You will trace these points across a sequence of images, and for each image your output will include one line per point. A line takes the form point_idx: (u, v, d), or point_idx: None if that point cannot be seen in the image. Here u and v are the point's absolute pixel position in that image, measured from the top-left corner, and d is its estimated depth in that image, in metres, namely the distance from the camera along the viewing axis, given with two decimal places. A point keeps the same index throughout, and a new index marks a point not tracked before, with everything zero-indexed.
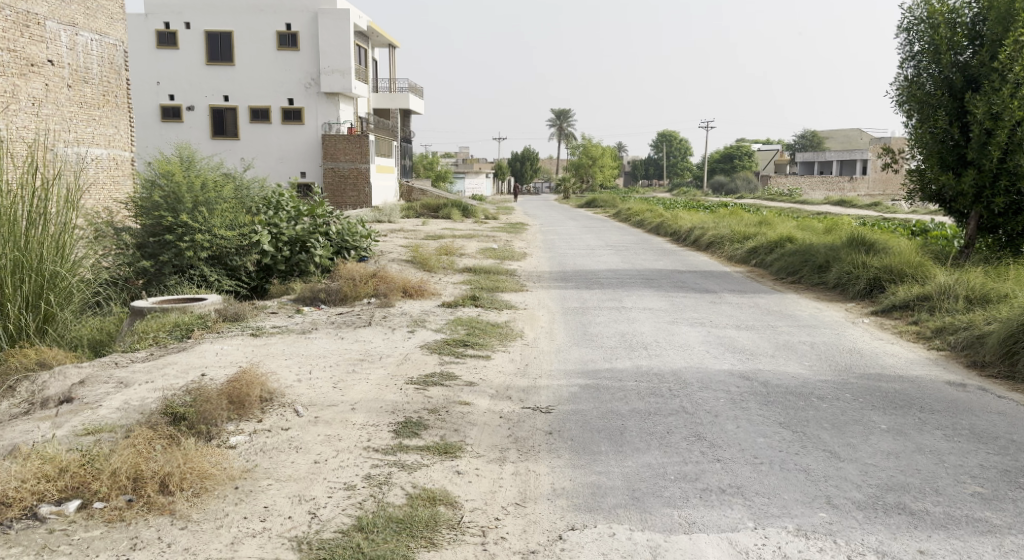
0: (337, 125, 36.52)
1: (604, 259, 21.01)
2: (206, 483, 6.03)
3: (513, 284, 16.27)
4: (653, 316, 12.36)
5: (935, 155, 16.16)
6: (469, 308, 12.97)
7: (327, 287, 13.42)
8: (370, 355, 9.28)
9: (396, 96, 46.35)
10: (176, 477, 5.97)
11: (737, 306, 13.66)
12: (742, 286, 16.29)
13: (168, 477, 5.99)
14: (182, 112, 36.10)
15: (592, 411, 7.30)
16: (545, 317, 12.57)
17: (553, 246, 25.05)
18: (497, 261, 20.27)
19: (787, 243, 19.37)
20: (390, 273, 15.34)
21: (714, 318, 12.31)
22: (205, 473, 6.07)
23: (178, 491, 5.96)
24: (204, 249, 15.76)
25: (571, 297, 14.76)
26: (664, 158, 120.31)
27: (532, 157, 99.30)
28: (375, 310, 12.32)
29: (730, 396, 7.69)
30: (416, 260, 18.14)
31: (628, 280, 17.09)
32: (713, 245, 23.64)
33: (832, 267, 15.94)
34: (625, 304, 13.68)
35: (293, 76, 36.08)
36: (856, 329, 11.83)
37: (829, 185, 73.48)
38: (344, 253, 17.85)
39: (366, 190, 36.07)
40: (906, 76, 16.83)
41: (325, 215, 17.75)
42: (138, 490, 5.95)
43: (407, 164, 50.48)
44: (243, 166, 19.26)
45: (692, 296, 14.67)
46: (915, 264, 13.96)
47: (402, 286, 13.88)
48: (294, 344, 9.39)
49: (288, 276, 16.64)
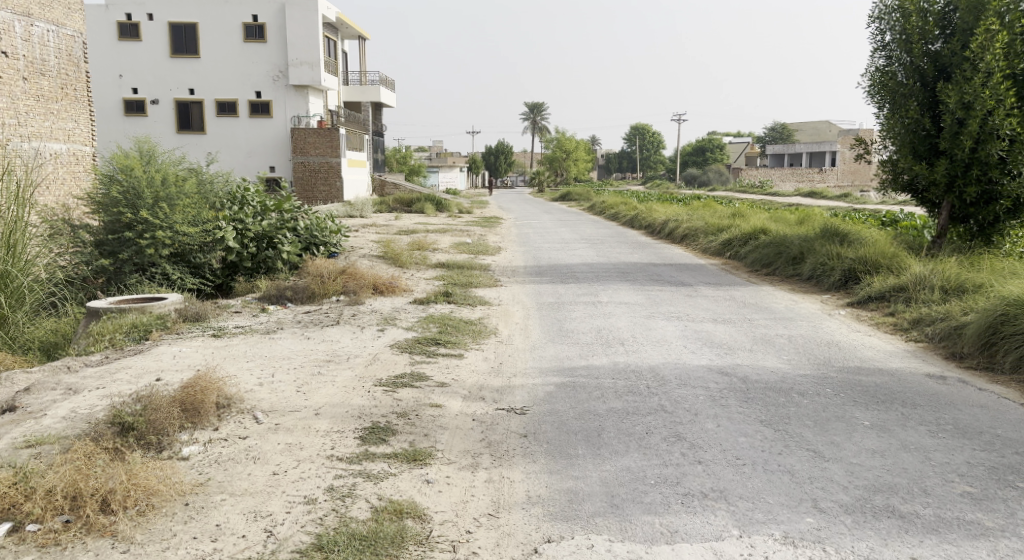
0: (307, 118, 36.01)
1: (579, 253, 20.77)
2: (152, 500, 5.72)
3: (486, 279, 15.96)
4: (630, 311, 12.16)
5: (907, 145, 16.04)
6: (442, 304, 12.70)
7: (294, 286, 13.08)
8: (337, 357, 8.98)
9: (366, 89, 45.90)
10: (119, 495, 5.65)
11: (713, 299, 13.47)
12: (717, 279, 16.09)
13: (110, 495, 5.66)
14: (146, 106, 35.40)
15: (568, 411, 7.06)
16: (520, 313, 12.28)
17: (528, 240, 24.80)
18: (471, 256, 19.99)
19: (762, 235, 19.22)
20: (360, 270, 15.03)
21: (690, 311, 12.13)
22: (151, 489, 5.76)
23: (121, 510, 5.64)
24: (165, 245, 15.48)
25: (545, 292, 14.49)
26: (637, 151, 120.33)
27: (505, 150, 99.10)
28: (345, 308, 12.02)
29: (710, 393, 7.46)
30: (388, 256, 17.80)
31: (602, 274, 16.86)
32: (687, 238, 23.46)
33: (807, 259, 15.75)
34: (601, 298, 13.44)
35: (260, 68, 35.63)
36: (833, 320, 11.55)
37: (800, 177, 73.67)
38: (313, 250, 17.65)
39: (338, 184, 35.92)
40: (878, 66, 16.73)
41: (293, 211, 17.79)
42: (76, 511, 5.62)
43: (380, 158, 50.07)
44: (207, 161, 18.86)
45: (667, 290, 14.48)
46: (890, 255, 13.79)
47: (373, 283, 13.60)
48: (256, 347, 9.27)
49: (254, 272, 16.56)
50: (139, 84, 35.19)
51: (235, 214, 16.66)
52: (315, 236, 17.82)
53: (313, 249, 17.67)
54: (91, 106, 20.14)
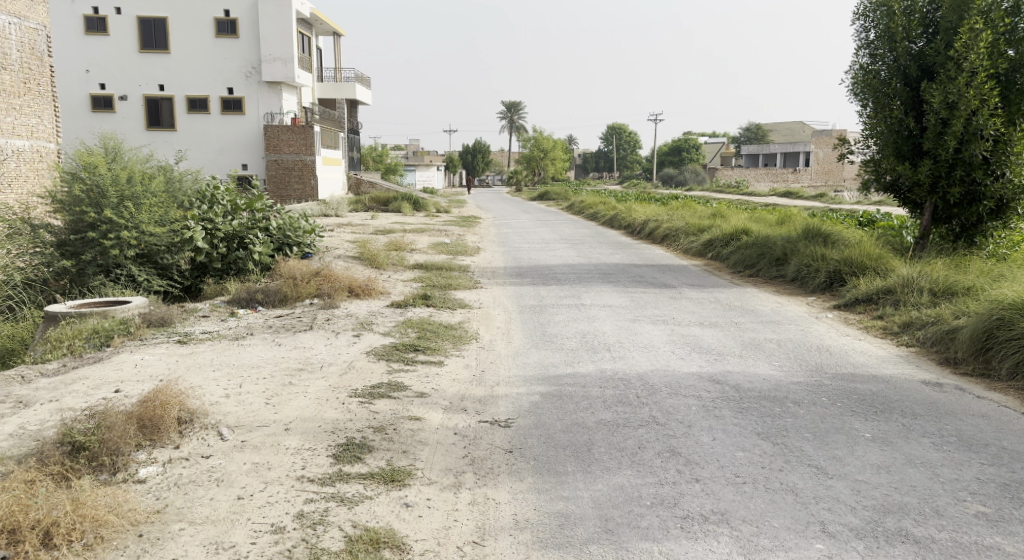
0: (280, 115, 35.53)
1: (560, 254, 20.42)
2: (101, 532, 5.31)
3: (465, 281, 15.56)
4: (614, 314, 11.83)
5: (890, 145, 15.77)
6: (420, 307, 12.31)
7: (265, 289, 12.64)
8: (310, 365, 8.58)
9: (342, 86, 45.37)
10: (62, 527, 5.25)
11: (698, 301, 13.16)
12: (700, 280, 15.77)
13: (53, 526, 5.26)
14: (114, 101, 34.65)
15: (555, 424, 6.71)
16: (501, 316, 11.91)
17: (507, 240, 24.46)
18: (449, 256, 19.60)
19: (743, 236, 18.93)
20: (335, 271, 14.61)
21: (675, 314, 11.80)
22: (100, 518, 5.35)
23: (66, 545, 5.23)
24: (131, 246, 15.05)
25: (526, 295, 14.12)
26: (614, 150, 120.23)
27: (483, 149, 98.76)
28: (319, 312, 11.63)
29: (701, 403, 7.12)
30: (363, 257, 17.36)
31: (584, 275, 16.52)
32: (668, 238, 23.15)
33: (790, 260, 15.43)
34: (584, 301, 13.10)
35: (232, 64, 35.07)
36: (821, 324, 11.11)
37: (775, 177, 73.72)
38: (285, 251, 17.25)
39: (312, 183, 35.48)
40: (861, 65, 16.45)
41: (264, 210, 17.41)
42: (15, 546, 5.18)
43: (356, 156, 49.53)
44: (176, 158, 18.36)
45: (650, 291, 14.18)
46: (876, 257, 13.50)
47: (348, 285, 13.19)
48: (223, 354, 9.05)
49: (225, 274, 16.19)
50: (108, 80, 34.46)
51: (204, 214, 16.23)
52: (288, 236, 17.41)
53: (286, 250, 17.26)
54: (56, 101, 19.57)
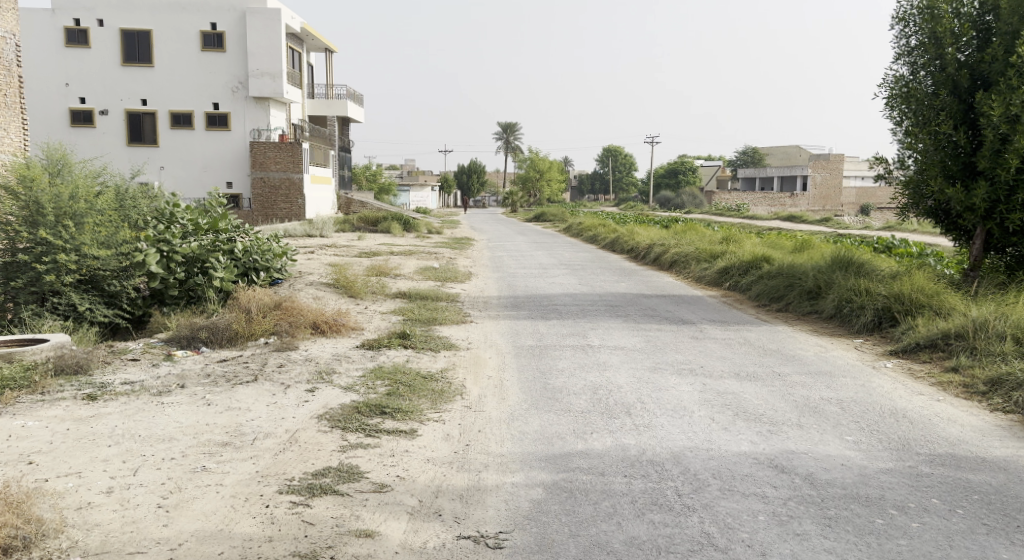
0: (267, 131, 33.50)
1: (559, 281, 18.37)
2: None
3: (454, 314, 13.52)
4: (628, 360, 9.80)
5: (937, 163, 13.44)
6: (397, 348, 10.25)
7: (211, 326, 10.64)
8: (239, 439, 6.58)
9: (333, 102, 43.46)
10: None
11: (726, 343, 11.09)
12: (722, 315, 13.70)
13: None
14: (94, 116, 32.64)
15: (573, 547, 4.95)
16: (494, 362, 9.86)
17: (502, 264, 22.43)
18: (438, 283, 17.59)
19: (764, 265, 16.88)
20: (302, 302, 12.63)
21: (701, 361, 9.78)
22: None
23: None
24: (70, 271, 13.01)
25: (522, 332, 12.07)
26: (610, 173, 118.28)
27: (478, 170, 96.84)
28: (272, 358, 9.62)
29: (767, 508, 5.28)
30: (337, 284, 15.30)
31: (588, 307, 14.51)
32: (678, 265, 21.04)
33: (828, 293, 13.36)
34: (590, 341, 11.06)
35: (217, 78, 33.17)
36: (882, 378, 9.08)
37: (772, 202, 71.84)
38: (252, 276, 15.23)
39: (300, 202, 33.42)
40: (900, 76, 14.22)
41: (230, 229, 15.50)
42: None
43: (346, 174, 47.47)
44: (132, 173, 16.34)
45: (666, 329, 12.15)
46: (932, 292, 11.45)
47: (313, 320, 11.21)
48: (134, 419, 7.06)
49: (184, 302, 14.24)
50: (87, 93, 32.50)
51: (159, 234, 14.20)
52: (254, 259, 15.40)
53: (252, 275, 15.23)
54: (23, 113, 17.51)
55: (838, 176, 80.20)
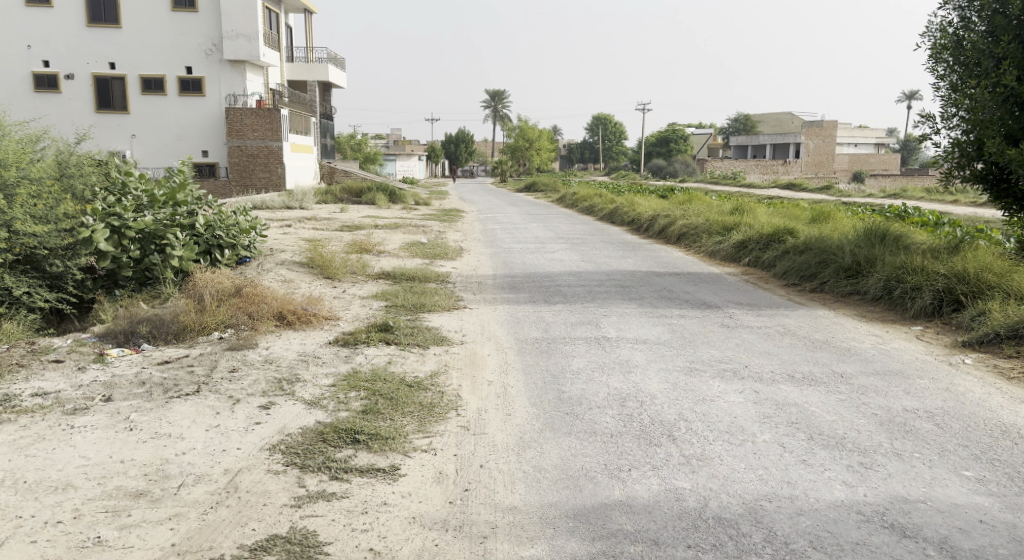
0: (244, 97, 31.61)
1: (559, 258, 16.66)
2: None
3: (444, 297, 11.86)
4: (654, 356, 8.21)
5: (996, 121, 11.56)
6: (379, 345, 8.58)
7: (153, 319, 9.05)
8: (158, 486, 4.98)
9: (314, 67, 41.47)
10: None
11: (763, 333, 9.48)
12: (749, 296, 12.03)
13: None
14: (59, 81, 30.50)
15: None
16: (494, 362, 8.21)
17: (494, 239, 20.68)
18: (425, 260, 15.93)
19: (787, 238, 15.18)
20: (267, 287, 10.96)
21: (741, 357, 8.19)
22: None
23: None
24: (4, 251, 11.19)
25: (524, 320, 10.41)
26: (599, 141, 116.01)
27: (466, 139, 94.75)
28: (225, 360, 7.92)
29: None
30: (312, 263, 13.58)
31: (595, 288, 12.90)
32: (686, 238, 19.33)
33: (871, 272, 11.69)
34: (605, 334, 9.39)
35: (190, 40, 31.10)
36: (968, 379, 7.46)
37: (765, 169, 70.01)
38: (215, 255, 13.47)
39: (279, 171, 31.56)
40: (953, 23, 12.47)
41: (189, 201, 13.69)
42: None
43: (329, 143, 45.41)
44: (75, 139, 14.45)
45: (690, 316, 10.47)
46: (1002, 271, 9.84)
47: (278, 309, 9.56)
48: (29, 453, 5.41)
49: (138, 285, 12.47)
50: (51, 56, 30.32)
51: (109, 207, 12.37)
52: (218, 235, 13.61)
53: (216, 254, 13.46)
54: None
55: (831, 143, 78.44)
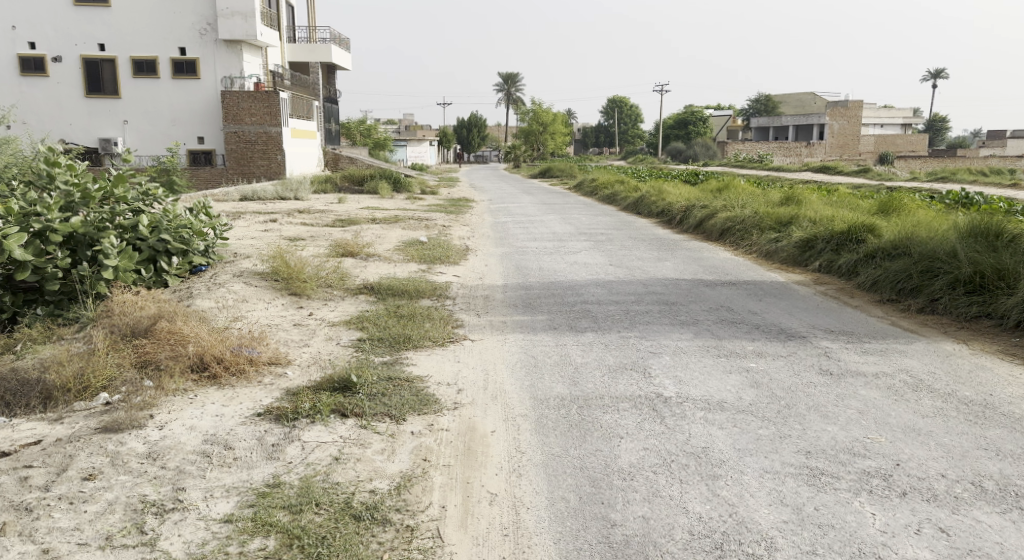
0: (241, 80, 28.12)
1: (583, 262, 13.77)
2: None
3: (438, 324, 9.01)
4: (744, 439, 5.39)
5: None
6: (328, 424, 5.72)
7: (11, 380, 6.50)
8: None
9: (315, 47, 38.58)
10: None
11: (887, 387, 6.57)
12: (838, 319, 9.14)
13: None
14: (42, 63, 27.24)
15: None
16: (500, 450, 5.38)
17: (506, 235, 17.76)
18: (422, 266, 13.09)
19: (866, 238, 12.25)
20: (199, 316, 8.18)
21: (877, 443, 5.31)
22: None
23: None
24: None
25: (543, 363, 7.55)
26: (615, 124, 112.37)
27: (479, 124, 91.50)
28: (84, 456, 5.12)
29: None
30: (276, 274, 10.77)
31: (634, 307, 10.07)
32: (730, 234, 16.40)
33: (1005, 290, 8.82)
34: (659, 393, 6.51)
35: (181, 17, 27.62)
36: None
37: (788, 152, 66.63)
38: (162, 264, 10.15)
39: (279, 158, 28.16)
40: None
41: (136, 200, 10.42)
42: None
43: (332, 129, 42.47)
44: None
45: (772, 356, 7.57)
46: None
47: (198, 357, 6.78)
48: None
49: (63, 304, 9.32)
50: (33, 36, 27.11)
51: (27, 208, 9.35)
52: (167, 239, 10.27)
53: (162, 263, 10.15)
54: None
55: (857, 124, 74.70)
